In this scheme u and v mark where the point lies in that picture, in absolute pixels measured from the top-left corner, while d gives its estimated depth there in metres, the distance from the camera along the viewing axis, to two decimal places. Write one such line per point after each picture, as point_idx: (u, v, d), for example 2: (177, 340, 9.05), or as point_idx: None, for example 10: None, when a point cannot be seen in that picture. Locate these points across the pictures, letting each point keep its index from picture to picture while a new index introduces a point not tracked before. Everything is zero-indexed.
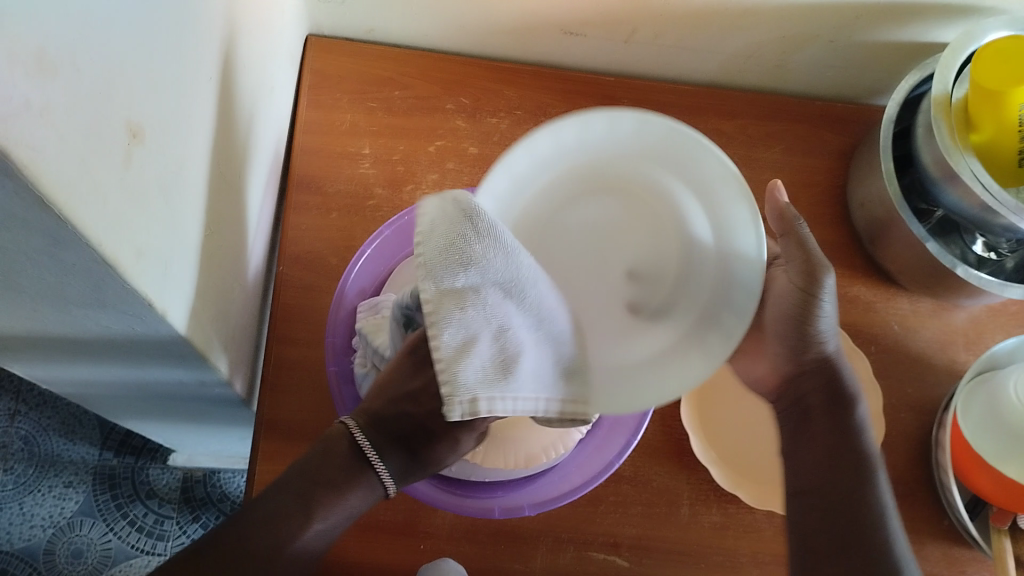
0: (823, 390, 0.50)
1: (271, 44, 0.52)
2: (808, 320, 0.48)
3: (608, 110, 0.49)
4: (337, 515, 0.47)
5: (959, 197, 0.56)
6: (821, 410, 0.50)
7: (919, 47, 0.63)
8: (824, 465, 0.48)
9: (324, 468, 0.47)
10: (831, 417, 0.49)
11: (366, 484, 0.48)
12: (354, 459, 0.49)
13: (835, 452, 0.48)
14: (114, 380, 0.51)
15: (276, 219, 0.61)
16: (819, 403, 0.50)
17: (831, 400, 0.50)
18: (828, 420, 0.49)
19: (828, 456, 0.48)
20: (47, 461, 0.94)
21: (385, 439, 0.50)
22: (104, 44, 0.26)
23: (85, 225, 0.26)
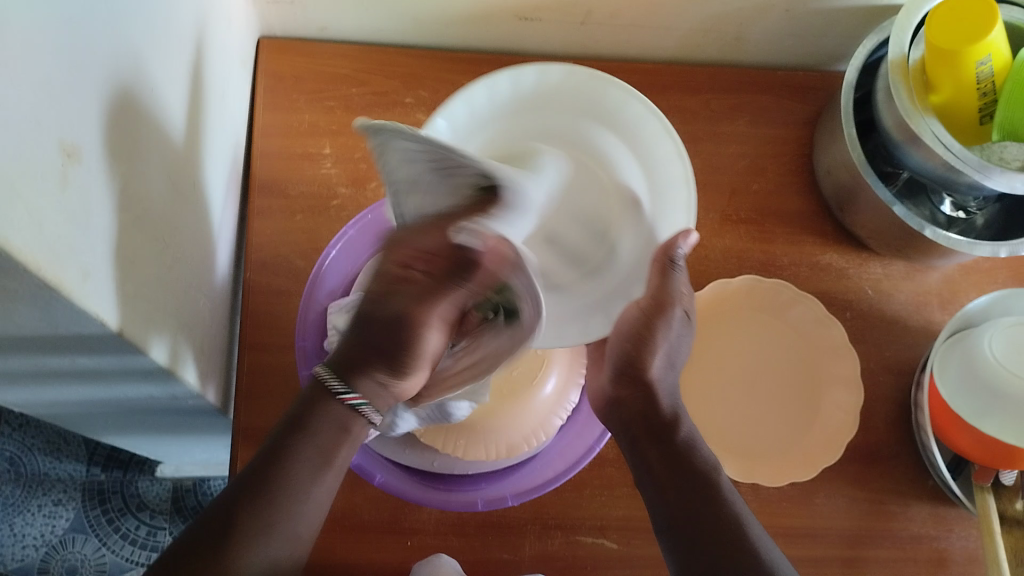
0: (647, 419, 0.48)
1: (220, 50, 0.51)
2: (638, 351, 0.48)
3: (634, 96, 0.53)
4: (331, 477, 0.44)
5: (923, 158, 0.56)
6: (647, 440, 0.47)
7: (876, 10, 0.63)
8: (670, 489, 0.44)
9: (302, 414, 0.44)
10: (659, 447, 0.46)
11: (350, 424, 0.45)
12: (331, 402, 0.44)
13: (671, 469, 0.45)
14: (87, 399, 0.50)
15: (241, 225, 0.60)
16: (646, 431, 0.47)
17: (653, 429, 0.47)
18: (656, 447, 0.46)
19: (670, 474, 0.45)
20: (34, 481, 0.93)
21: (353, 363, 0.45)
22: (27, 64, 0.25)
23: (22, 252, 0.25)
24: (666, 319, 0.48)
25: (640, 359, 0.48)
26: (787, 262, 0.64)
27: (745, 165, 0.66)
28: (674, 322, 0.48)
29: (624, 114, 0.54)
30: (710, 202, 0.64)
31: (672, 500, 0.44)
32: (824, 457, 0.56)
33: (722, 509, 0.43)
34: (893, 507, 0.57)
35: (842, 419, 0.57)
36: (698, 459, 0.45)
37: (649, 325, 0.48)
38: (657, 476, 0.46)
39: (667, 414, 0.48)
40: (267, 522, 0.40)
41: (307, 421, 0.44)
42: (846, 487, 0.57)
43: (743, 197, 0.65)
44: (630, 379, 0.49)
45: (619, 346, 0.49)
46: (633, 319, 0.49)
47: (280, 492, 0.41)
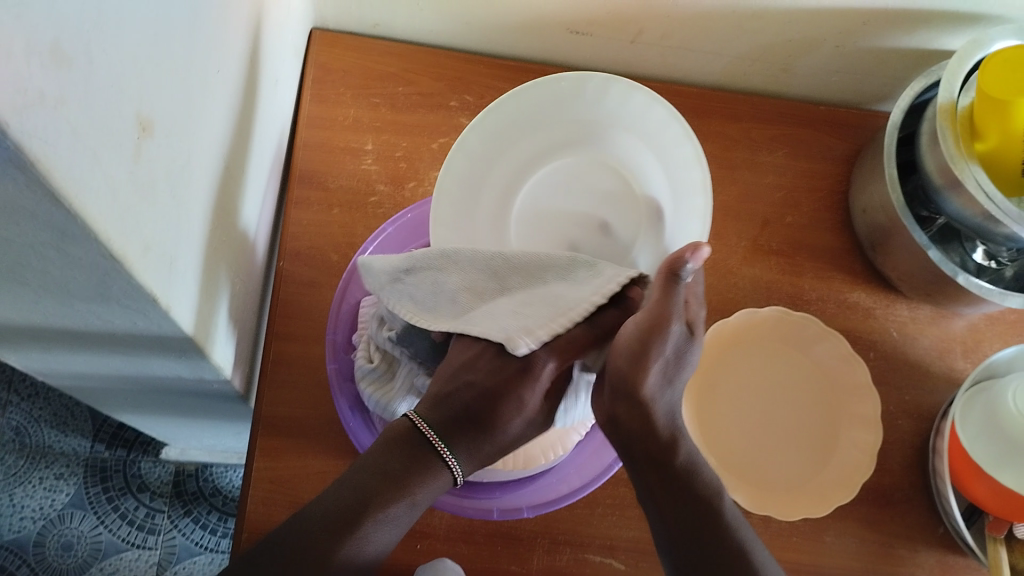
0: (645, 444, 0.47)
1: (275, 37, 0.51)
2: (633, 370, 0.46)
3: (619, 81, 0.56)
4: (404, 509, 0.44)
5: (962, 205, 0.56)
6: (649, 467, 0.47)
7: (924, 54, 0.63)
8: (672, 522, 0.46)
9: (387, 464, 0.44)
10: (664, 480, 0.47)
11: (433, 473, 0.45)
12: (422, 448, 0.45)
13: (675, 506, 0.47)
14: (112, 375, 0.50)
15: (277, 213, 0.60)
16: (648, 461, 0.47)
17: (653, 453, 0.47)
18: (660, 475, 0.47)
19: (678, 507, 0.46)
20: (38, 453, 0.93)
21: (450, 426, 0.47)
22: (116, 34, 0.25)
23: (95, 218, 0.25)
24: (666, 336, 0.45)
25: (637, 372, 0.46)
26: (816, 298, 0.63)
27: (781, 197, 0.66)
28: (676, 335, 0.46)
29: (626, 111, 0.58)
30: (744, 230, 0.64)
31: (676, 536, 0.46)
32: (839, 495, 0.56)
33: (728, 537, 0.46)
34: (902, 551, 0.57)
35: (860, 459, 0.57)
36: (700, 483, 0.47)
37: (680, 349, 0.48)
38: (664, 509, 0.47)
39: (665, 440, 0.47)
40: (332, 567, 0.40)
41: (407, 480, 0.44)
42: (857, 528, 0.57)
43: (776, 228, 0.65)
44: (626, 399, 0.47)
45: (614, 366, 0.47)
46: (630, 339, 0.46)
47: (361, 531, 0.42)
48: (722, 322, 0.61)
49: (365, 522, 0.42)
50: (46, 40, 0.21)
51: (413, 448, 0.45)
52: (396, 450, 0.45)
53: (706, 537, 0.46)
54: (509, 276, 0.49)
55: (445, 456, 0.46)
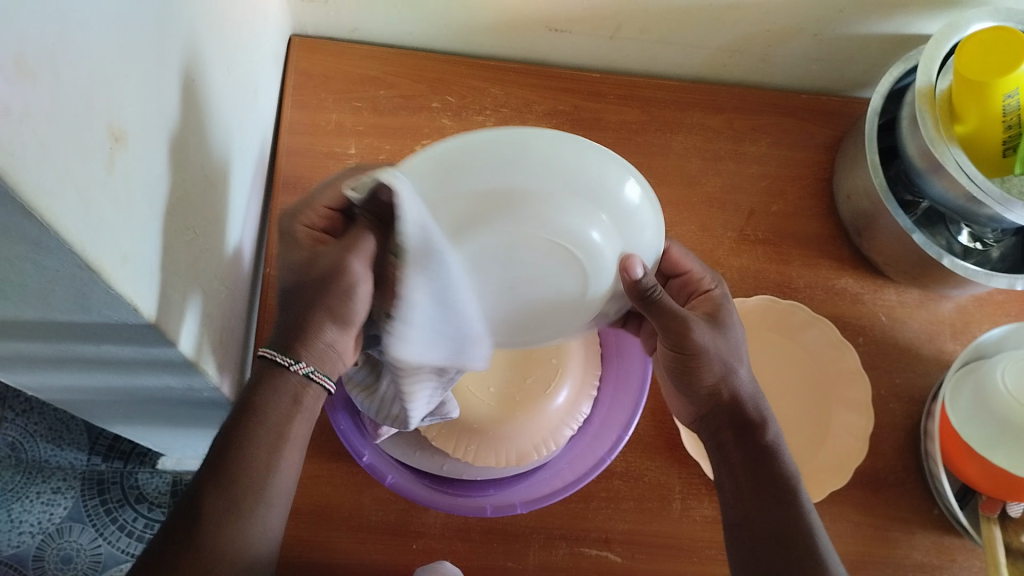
0: (730, 412, 0.47)
1: (254, 45, 0.52)
2: (690, 356, 0.45)
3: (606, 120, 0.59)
4: (290, 453, 0.42)
5: (944, 187, 0.56)
6: (730, 432, 0.47)
7: (902, 39, 0.63)
8: (750, 494, 0.46)
9: (256, 399, 0.41)
10: (739, 442, 0.47)
11: (309, 395, 0.43)
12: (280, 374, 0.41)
13: (754, 477, 0.46)
14: (103, 386, 0.50)
15: (263, 220, 0.60)
16: (732, 427, 0.47)
17: (736, 423, 0.47)
18: (739, 444, 0.47)
19: (749, 477, 0.46)
20: (35, 468, 0.93)
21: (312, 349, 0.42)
22: (83, 47, 0.26)
23: (68, 230, 0.25)
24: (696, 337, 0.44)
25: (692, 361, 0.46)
26: (803, 285, 0.64)
27: (765, 186, 0.66)
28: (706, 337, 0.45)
29: None
30: (729, 221, 0.65)
31: (745, 509, 0.45)
32: (830, 480, 0.56)
33: (794, 519, 0.44)
34: (897, 534, 0.57)
35: (852, 444, 0.57)
36: (780, 464, 0.46)
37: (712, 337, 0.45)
38: (735, 478, 0.47)
39: (755, 409, 0.47)
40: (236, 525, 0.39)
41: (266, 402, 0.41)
42: (851, 512, 0.57)
43: (761, 217, 0.65)
44: (692, 387, 0.48)
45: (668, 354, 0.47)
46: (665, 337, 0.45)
47: (257, 481, 0.40)
48: None
49: (263, 472, 0.40)
50: (9, 54, 0.21)
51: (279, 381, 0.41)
52: (265, 387, 0.41)
53: (770, 516, 0.44)
54: (513, 242, 0.37)
55: (306, 374, 0.41)
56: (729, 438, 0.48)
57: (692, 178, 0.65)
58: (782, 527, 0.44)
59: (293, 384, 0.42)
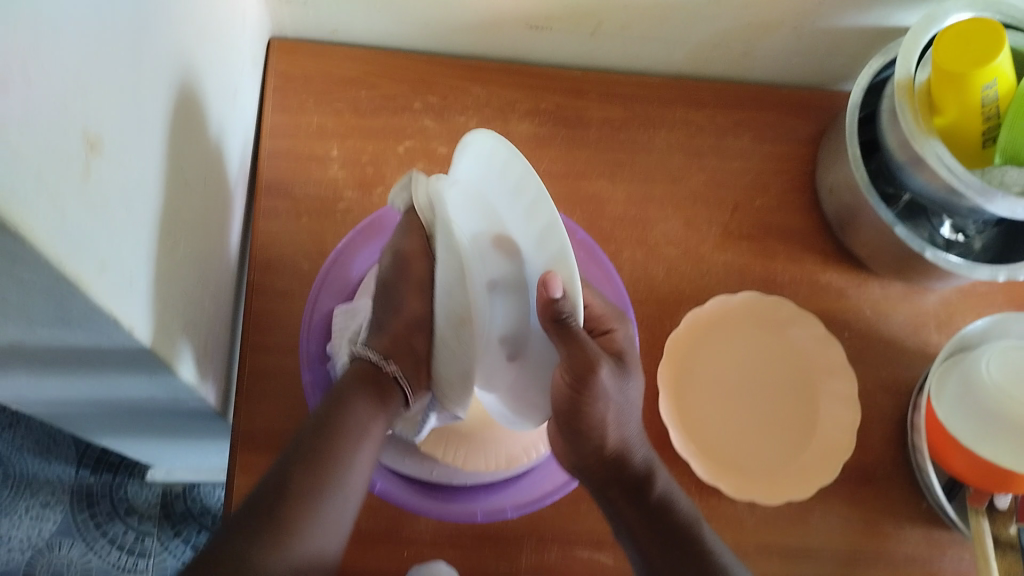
0: (620, 478, 0.50)
1: (232, 50, 0.51)
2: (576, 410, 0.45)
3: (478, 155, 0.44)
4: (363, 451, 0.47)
5: (925, 180, 0.56)
6: (617, 491, 0.50)
7: (882, 31, 0.63)
8: (655, 551, 0.49)
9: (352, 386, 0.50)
10: (631, 503, 0.50)
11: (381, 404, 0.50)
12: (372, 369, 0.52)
13: (653, 532, 0.49)
14: (87, 398, 0.50)
15: (246, 225, 0.60)
16: (620, 487, 0.50)
17: (624, 484, 0.50)
18: (632, 502, 0.50)
19: (657, 536, 0.49)
20: (23, 483, 0.92)
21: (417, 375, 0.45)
22: (54, 57, 0.25)
23: (44, 243, 0.25)
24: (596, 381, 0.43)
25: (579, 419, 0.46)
26: (789, 279, 0.64)
27: (749, 181, 0.66)
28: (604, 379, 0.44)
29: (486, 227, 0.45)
30: (714, 217, 0.65)
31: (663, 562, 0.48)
32: (822, 474, 0.57)
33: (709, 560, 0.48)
34: (887, 527, 0.57)
35: (840, 439, 0.58)
36: (679, 514, 0.49)
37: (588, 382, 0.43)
38: (638, 534, 0.49)
39: (642, 470, 0.50)
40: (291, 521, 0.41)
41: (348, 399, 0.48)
42: (842, 505, 0.57)
43: (746, 213, 0.65)
44: (576, 438, 0.49)
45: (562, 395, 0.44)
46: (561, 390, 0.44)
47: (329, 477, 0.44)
48: (697, 309, 0.61)
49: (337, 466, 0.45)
50: None
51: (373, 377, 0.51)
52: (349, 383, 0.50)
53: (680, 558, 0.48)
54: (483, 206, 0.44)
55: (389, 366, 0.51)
56: (622, 495, 0.50)
57: (676, 174, 0.65)
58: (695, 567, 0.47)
59: (369, 410, 0.49)
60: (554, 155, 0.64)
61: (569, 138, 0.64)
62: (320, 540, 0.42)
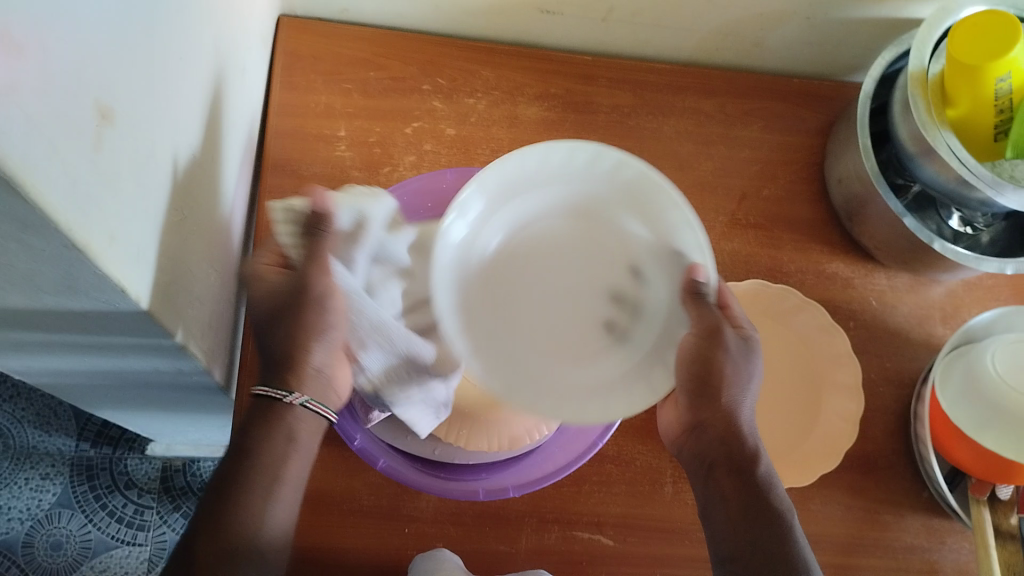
0: (726, 450, 0.48)
1: (243, 27, 0.51)
2: (701, 396, 0.49)
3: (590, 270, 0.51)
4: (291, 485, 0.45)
5: (936, 171, 0.56)
6: (725, 469, 0.47)
7: (895, 22, 0.63)
8: (741, 524, 0.45)
9: (250, 433, 0.45)
10: (734, 478, 0.47)
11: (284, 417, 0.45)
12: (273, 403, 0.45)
13: (747, 514, 0.45)
14: (92, 369, 0.50)
15: (251, 203, 0.60)
16: (726, 464, 0.47)
17: (734, 460, 0.47)
18: (733, 478, 0.47)
19: (744, 509, 0.45)
20: (23, 454, 0.93)
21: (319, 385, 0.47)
22: (72, 24, 0.25)
23: (54, 208, 0.25)
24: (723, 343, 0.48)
25: (711, 383, 0.48)
26: (794, 269, 0.64)
27: (756, 170, 0.66)
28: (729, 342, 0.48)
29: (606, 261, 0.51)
30: (720, 205, 0.64)
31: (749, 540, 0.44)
32: (821, 463, 0.57)
33: (785, 542, 0.43)
34: (887, 517, 0.58)
35: (842, 427, 0.58)
36: (773, 496, 0.46)
37: (705, 350, 0.48)
38: (730, 508, 0.46)
39: (749, 449, 0.48)
40: (238, 506, 0.42)
41: (246, 435, 0.44)
42: (842, 495, 0.58)
43: (753, 202, 0.65)
44: (704, 400, 0.49)
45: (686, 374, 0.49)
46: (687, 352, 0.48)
47: (263, 500, 0.43)
48: None
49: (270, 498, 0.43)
50: None
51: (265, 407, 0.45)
52: (262, 431, 0.45)
53: (763, 538, 0.44)
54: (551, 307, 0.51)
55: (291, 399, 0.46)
56: (727, 466, 0.47)
57: (684, 162, 0.65)
58: (776, 551, 0.43)
59: (279, 445, 0.45)
60: (561, 141, 0.64)
61: (578, 123, 0.64)
62: (280, 510, 0.44)
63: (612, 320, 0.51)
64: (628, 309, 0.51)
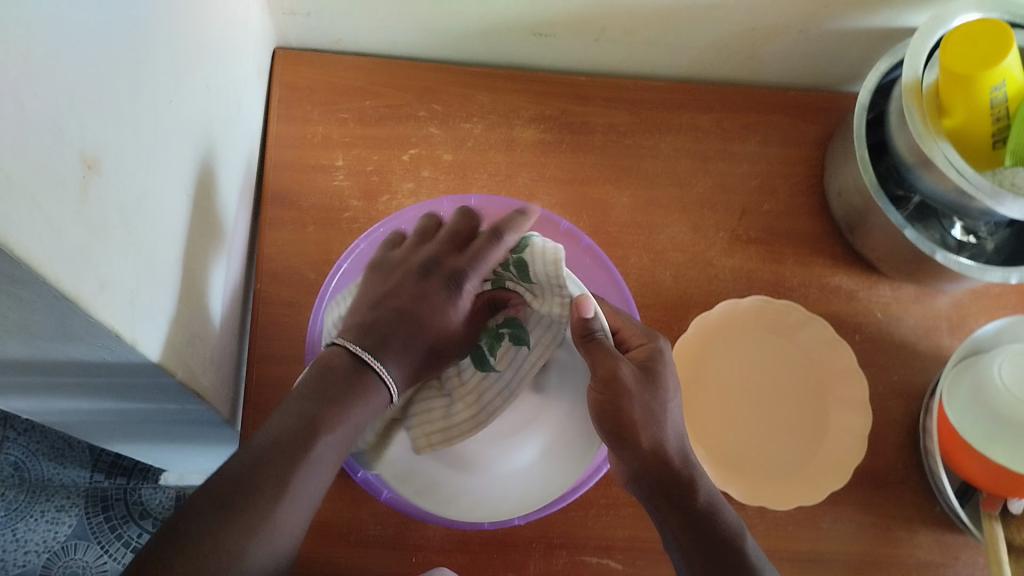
0: (662, 488, 0.45)
1: (237, 62, 0.52)
2: (624, 430, 0.45)
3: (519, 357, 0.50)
4: (310, 491, 0.41)
5: (934, 182, 0.55)
6: (665, 506, 0.45)
7: (890, 33, 0.63)
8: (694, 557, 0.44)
9: (308, 413, 0.42)
10: (675, 514, 0.45)
11: (370, 391, 0.45)
12: (351, 372, 0.45)
13: (699, 546, 0.44)
14: (100, 409, 0.50)
15: (252, 235, 0.60)
16: (665, 499, 0.45)
17: (672, 495, 0.45)
18: (678, 516, 0.45)
19: (695, 545, 0.44)
20: (38, 486, 0.93)
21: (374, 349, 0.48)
22: (52, 78, 0.25)
23: (39, 262, 0.25)
24: (626, 383, 0.46)
25: (626, 430, 0.45)
26: (797, 283, 0.63)
27: (756, 185, 0.66)
28: (631, 377, 0.46)
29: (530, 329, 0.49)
30: (721, 222, 0.64)
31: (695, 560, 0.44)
32: (831, 480, 0.57)
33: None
34: (900, 532, 0.57)
35: (849, 444, 0.57)
36: (721, 525, 0.45)
37: (619, 398, 0.46)
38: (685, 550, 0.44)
39: (683, 477, 0.45)
40: (248, 525, 0.37)
41: (327, 416, 0.42)
42: (853, 512, 0.57)
43: (754, 217, 0.65)
44: (621, 448, 0.46)
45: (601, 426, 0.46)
46: (601, 406, 0.47)
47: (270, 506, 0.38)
48: (708, 311, 0.61)
49: (272, 506, 0.38)
50: None
51: (346, 373, 0.45)
52: (295, 421, 0.42)
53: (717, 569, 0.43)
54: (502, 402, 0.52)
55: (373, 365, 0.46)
56: (667, 505, 0.45)
57: (683, 179, 0.65)
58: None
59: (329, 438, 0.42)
60: (559, 162, 0.64)
61: (575, 144, 0.64)
62: (279, 525, 0.38)
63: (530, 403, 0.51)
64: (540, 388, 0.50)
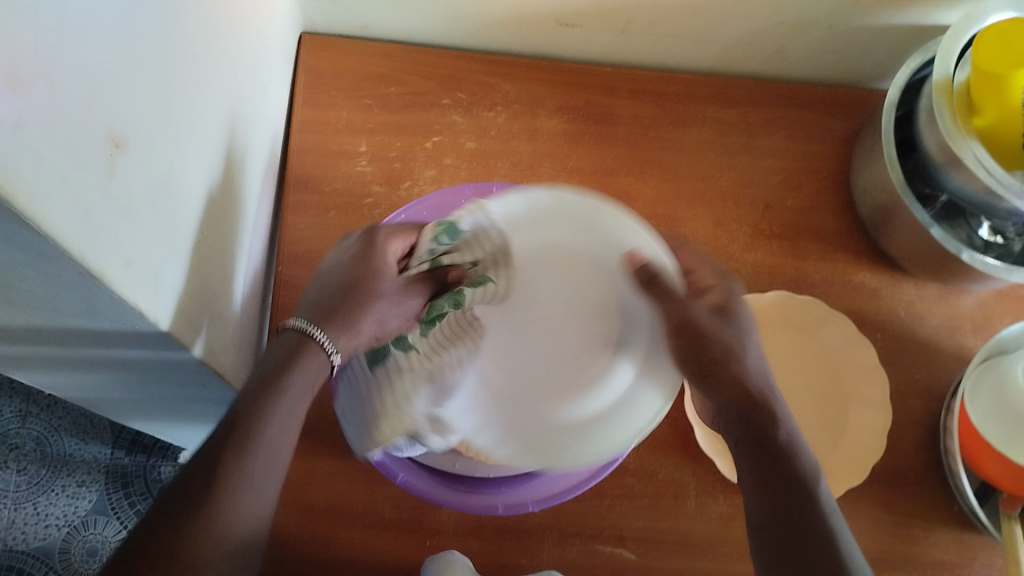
0: (735, 424, 0.44)
1: (264, 47, 0.52)
2: (698, 358, 0.44)
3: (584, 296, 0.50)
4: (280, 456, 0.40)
5: (963, 181, 0.55)
6: (735, 449, 0.44)
7: (921, 29, 0.62)
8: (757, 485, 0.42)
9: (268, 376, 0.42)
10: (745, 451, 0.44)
11: (310, 355, 0.44)
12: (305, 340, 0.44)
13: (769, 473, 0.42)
14: (120, 385, 0.51)
15: (274, 218, 0.61)
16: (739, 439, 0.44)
17: (747, 432, 0.44)
18: (750, 449, 0.43)
19: (763, 479, 0.42)
20: (59, 462, 0.95)
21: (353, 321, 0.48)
22: (82, 58, 0.26)
23: (65, 238, 0.25)
24: (690, 323, 0.45)
25: (706, 363, 0.44)
26: (819, 280, 0.63)
27: (781, 180, 0.65)
28: (698, 319, 0.45)
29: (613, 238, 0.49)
30: (744, 216, 0.64)
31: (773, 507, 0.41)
32: (847, 477, 0.56)
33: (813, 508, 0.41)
34: (916, 531, 0.57)
35: (869, 442, 0.57)
36: (799, 463, 0.42)
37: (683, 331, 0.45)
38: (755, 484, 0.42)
39: (763, 412, 0.44)
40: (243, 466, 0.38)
41: (280, 377, 0.42)
42: (869, 510, 0.57)
43: (777, 212, 0.64)
44: (705, 379, 0.45)
45: (677, 354, 0.45)
46: (672, 339, 0.45)
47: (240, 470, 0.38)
48: None
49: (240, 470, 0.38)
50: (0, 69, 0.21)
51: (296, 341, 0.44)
52: (257, 385, 0.42)
53: (787, 502, 0.41)
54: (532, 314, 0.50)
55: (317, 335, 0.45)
56: (736, 442, 0.44)
57: (706, 171, 0.65)
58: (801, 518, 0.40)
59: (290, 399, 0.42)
60: (582, 152, 0.63)
61: (598, 134, 0.64)
62: (259, 480, 0.39)
63: (597, 335, 0.48)
64: (618, 326, 0.48)
